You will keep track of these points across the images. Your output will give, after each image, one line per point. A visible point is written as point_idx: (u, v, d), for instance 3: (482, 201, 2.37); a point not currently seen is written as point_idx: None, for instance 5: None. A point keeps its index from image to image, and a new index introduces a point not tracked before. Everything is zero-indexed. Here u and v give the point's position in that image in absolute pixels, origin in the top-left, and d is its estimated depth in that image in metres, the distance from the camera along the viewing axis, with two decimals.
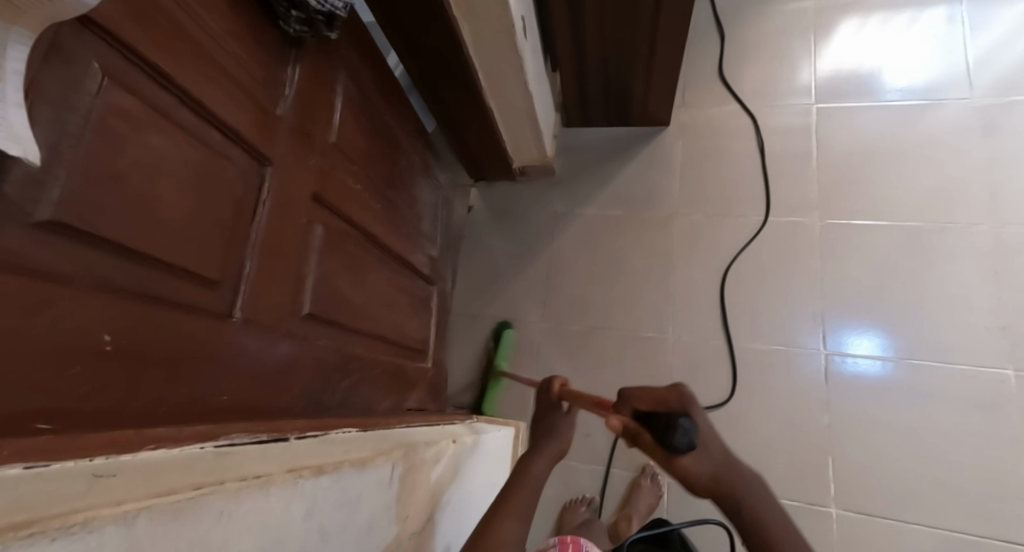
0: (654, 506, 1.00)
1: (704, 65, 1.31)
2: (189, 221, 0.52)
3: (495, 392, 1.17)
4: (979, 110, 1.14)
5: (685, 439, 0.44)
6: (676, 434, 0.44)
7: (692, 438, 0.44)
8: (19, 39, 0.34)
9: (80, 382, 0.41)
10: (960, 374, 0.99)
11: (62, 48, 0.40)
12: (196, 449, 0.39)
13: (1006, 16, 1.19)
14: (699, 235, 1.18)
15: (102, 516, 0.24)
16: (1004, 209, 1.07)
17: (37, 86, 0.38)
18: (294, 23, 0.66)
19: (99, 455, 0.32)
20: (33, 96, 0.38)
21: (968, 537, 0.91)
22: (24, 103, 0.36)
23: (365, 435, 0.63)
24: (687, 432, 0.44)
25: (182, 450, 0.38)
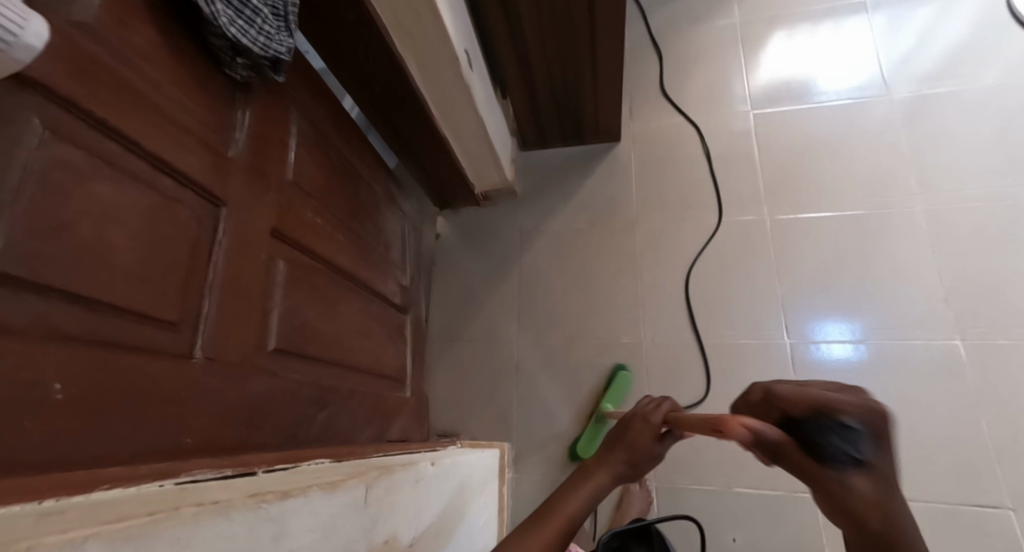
0: (646, 512, 1.00)
1: (646, 81, 1.37)
2: (142, 265, 0.53)
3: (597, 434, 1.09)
4: (900, 101, 1.21)
5: (846, 443, 0.43)
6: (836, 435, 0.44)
7: (853, 449, 0.43)
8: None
9: (34, 431, 0.41)
10: (922, 350, 1.02)
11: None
12: (155, 487, 0.38)
13: (912, 15, 1.28)
14: (662, 240, 1.21)
15: (45, 543, 0.24)
16: (936, 189, 1.12)
17: None
18: (240, 69, 0.68)
19: (48, 498, 0.31)
20: None
21: (946, 506, 0.93)
22: None
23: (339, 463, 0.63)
24: (849, 439, 0.43)
25: (140, 489, 0.37)
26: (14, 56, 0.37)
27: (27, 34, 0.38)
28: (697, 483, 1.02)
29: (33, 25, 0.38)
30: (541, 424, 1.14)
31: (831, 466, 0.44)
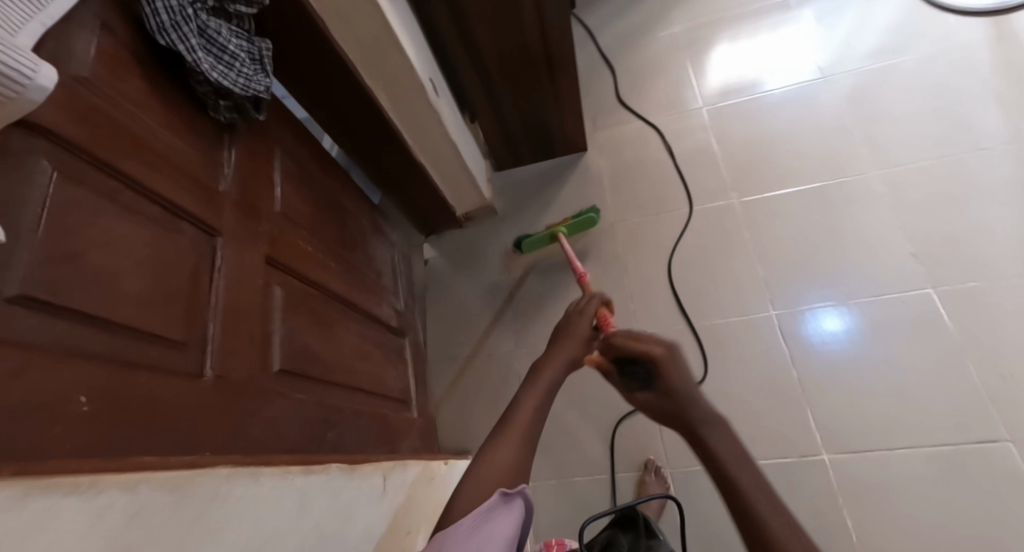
0: (664, 500, 1.02)
1: (605, 94, 1.46)
2: (149, 290, 0.56)
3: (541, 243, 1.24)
4: (837, 82, 1.31)
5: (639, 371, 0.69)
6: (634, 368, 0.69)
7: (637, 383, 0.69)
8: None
9: (64, 441, 0.43)
10: (903, 307, 1.06)
11: (11, 148, 0.45)
12: None
13: (834, 8, 1.41)
14: (640, 236, 1.27)
15: (107, 481, 0.28)
16: (883, 154, 1.20)
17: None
18: (224, 111, 0.73)
19: None
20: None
21: (948, 448, 0.94)
22: None
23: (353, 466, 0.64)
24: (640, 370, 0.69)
25: None
26: (29, 98, 0.41)
27: (40, 77, 0.42)
28: None
29: (45, 70, 0.42)
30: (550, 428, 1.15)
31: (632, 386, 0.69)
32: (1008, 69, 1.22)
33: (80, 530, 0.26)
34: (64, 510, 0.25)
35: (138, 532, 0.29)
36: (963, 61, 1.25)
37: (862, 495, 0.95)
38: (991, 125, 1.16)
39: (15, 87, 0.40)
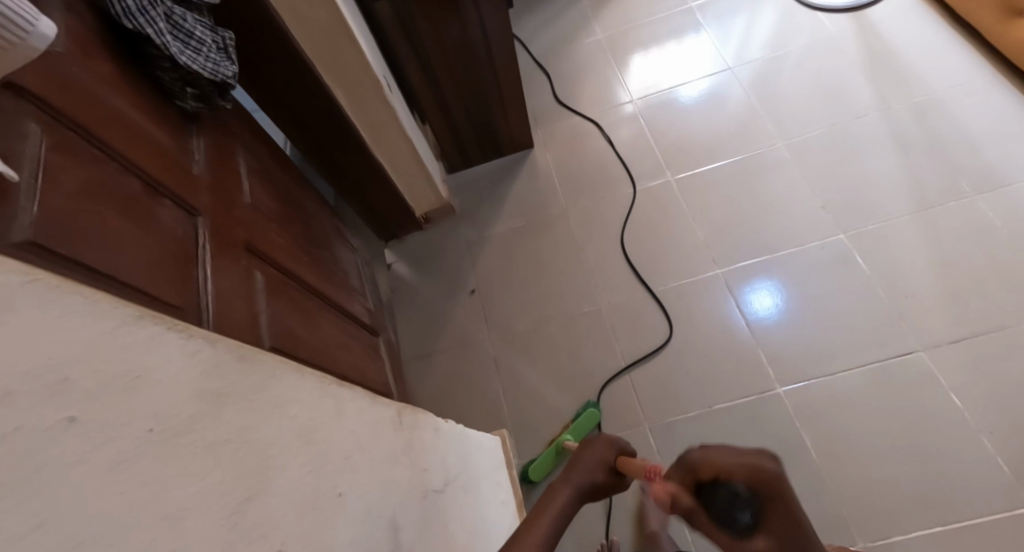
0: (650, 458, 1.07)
1: (542, 96, 1.57)
2: (145, 255, 0.55)
3: (546, 460, 1.08)
4: (742, 70, 1.49)
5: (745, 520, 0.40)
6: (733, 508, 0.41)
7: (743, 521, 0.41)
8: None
9: None
10: (821, 252, 1.20)
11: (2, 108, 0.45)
12: None
13: (729, 11, 1.61)
14: (592, 218, 1.36)
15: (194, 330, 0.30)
16: (788, 126, 1.37)
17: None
18: (191, 99, 0.73)
19: None
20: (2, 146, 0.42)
21: (877, 364, 1.07)
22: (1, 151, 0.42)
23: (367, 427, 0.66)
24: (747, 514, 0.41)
25: None
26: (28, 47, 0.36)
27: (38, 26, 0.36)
28: (682, 411, 1.11)
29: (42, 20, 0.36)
30: (530, 405, 1.18)
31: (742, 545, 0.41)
32: (870, 50, 1.43)
33: (184, 362, 0.28)
34: (169, 342, 0.27)
35: (223, 381, 0.30)
36: (835, 47, 1.45)
37: (816, 416, 1.05)
38: (865, 96, 1.36)
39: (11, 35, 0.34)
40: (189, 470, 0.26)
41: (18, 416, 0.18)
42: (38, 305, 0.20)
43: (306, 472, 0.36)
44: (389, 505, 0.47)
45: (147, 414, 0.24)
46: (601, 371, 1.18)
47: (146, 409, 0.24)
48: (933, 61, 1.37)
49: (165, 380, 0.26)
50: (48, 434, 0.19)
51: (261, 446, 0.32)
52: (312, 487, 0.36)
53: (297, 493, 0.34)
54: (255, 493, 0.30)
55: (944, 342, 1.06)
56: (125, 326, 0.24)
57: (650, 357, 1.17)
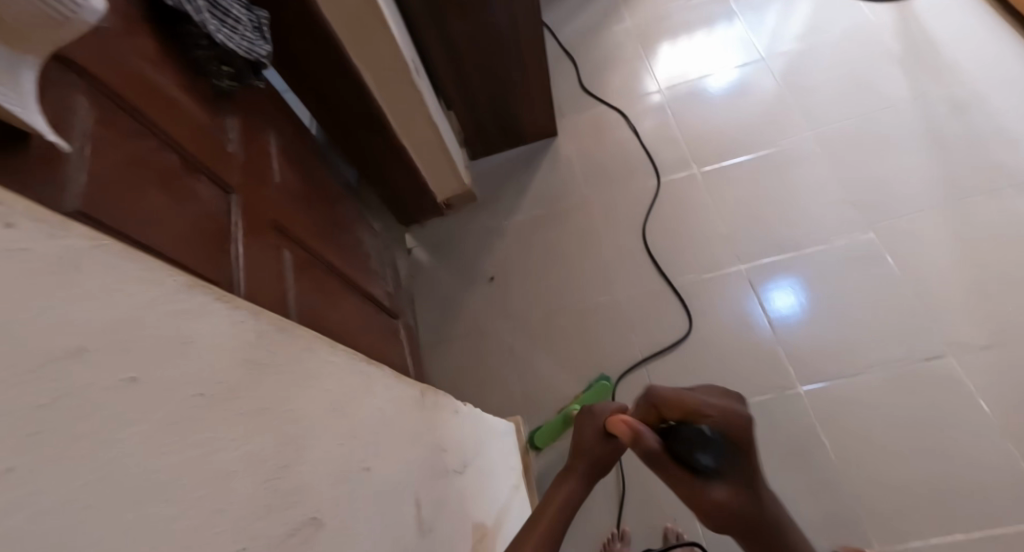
0: None
1: (568, 84, 1.56)
2: (182, 229, 0.57)
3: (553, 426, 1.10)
4: (774, 62, 1.45)
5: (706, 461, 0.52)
6: (698, 449, 0.52)
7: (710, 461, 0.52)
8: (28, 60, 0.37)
9: None
10: (847, 250, 1.18)
11: (52, 81, 0.46)
12: None
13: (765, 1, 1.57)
14: (614, 209, 1.35)
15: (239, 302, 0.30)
16: (819, 121, 1.34)
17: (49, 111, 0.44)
18: (226, 78, 0.74)
19: None
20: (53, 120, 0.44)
21: (903, 368, 1.06)
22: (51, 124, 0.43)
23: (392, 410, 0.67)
24: (709, 455, 0.52)
25: None
26: (83, 19, 0.36)
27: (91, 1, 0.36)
28: None
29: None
30: (545, 393, 1.18)
31: (699, 478, 0.52)
32: (910, 44, 1.39)
33: (229, 333, 0.28)
34: (216, 312, 0.28)
35: (262, 352, 0.31)
36: (873, 40, 1.41)
37: (838, 417, 1.04)
38: (902, 91, 1.32)
39: (66, 10, 0.34)
40: (232, 434, 0.27)
41: (84, 372, 0.19)
42: (103, 269, 0.21)
43: (336, 445, 0.37)
44: (412, 482, 0.48)
45: (196, 379, 0.25)
46: (619, 362, 1.18)
47: (196, 373, 0.25)
48: (976, 56, 1.33)
49: (213, 347, 0.27)
50: (109, 391, 0.20)
51: (297, 417, 0.33)
52: (342, 461, 0.37)
53: (328, 466, 0.35)
54: (290, 461, 0.31)
55: (973, 347, 1.04)
56: (178, 294, 0.25)
57: (670, 350, 1.16)
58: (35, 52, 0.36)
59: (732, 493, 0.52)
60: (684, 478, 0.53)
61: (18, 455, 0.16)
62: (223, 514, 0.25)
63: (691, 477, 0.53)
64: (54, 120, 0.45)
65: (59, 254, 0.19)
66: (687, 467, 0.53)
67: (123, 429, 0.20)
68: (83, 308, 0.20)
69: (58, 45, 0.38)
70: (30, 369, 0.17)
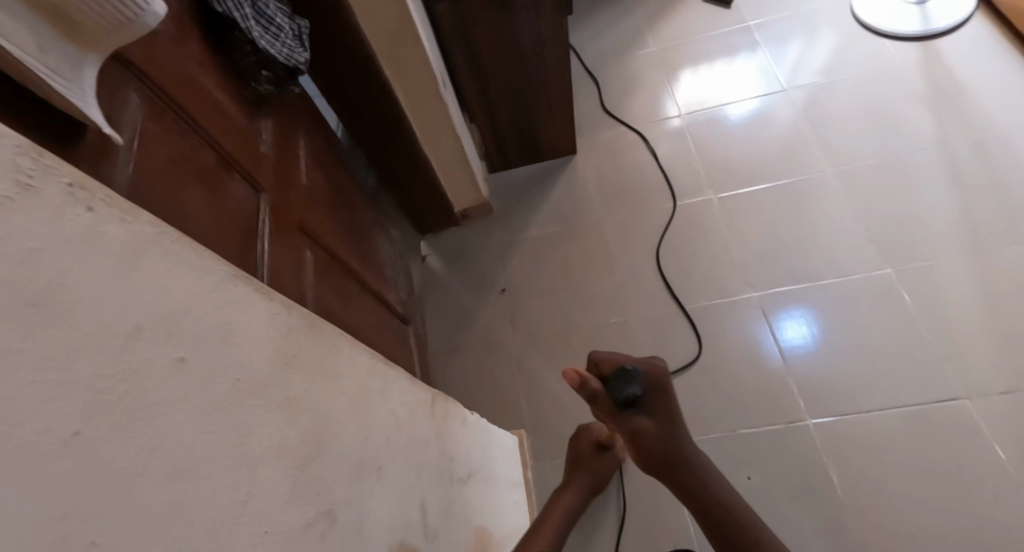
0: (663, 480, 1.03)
1: (590, 105, 1.58)
2: (215, 225, 0.59)
3: None
4: (796, 94, 1.47)
5: (634, 392, 0.63)
6: (626, 383, 0.63)
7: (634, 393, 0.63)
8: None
9: None
10: (862, 283, 1.18)
11: (108, 77, 0.48)
12: None
13: (788, 34, 1.59)
14: (628, 230, 1.36)
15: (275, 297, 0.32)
16: (840, 155, 1.34)
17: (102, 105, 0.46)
18: (264, 82, 0.77)
19: None
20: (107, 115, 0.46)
21: (917, 408, 1.05)
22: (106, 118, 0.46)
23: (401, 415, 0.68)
24: (636, 386, 0.63)
25: None
26: (145, 23, 0.39)
27: (153, 6, 0.39)
28: (706, 435, 1.10)
29: (156, 2, 0.40)
30: (550, 408, 1.19)
31: (626, 408, 0.64)
32: (934, 83, 1.40)
33: (265, 326, 0.30)
34: (255, 305, 0.29)
35: (292, 347, 0.33)
36: (895, 77, 1.43)
37: (848, 453, 1.04)
38: (925, 129, 1.33)
39: (132, 13, 0.38)
40: (263, 424, 0.28)
41: (142, 351, 0.21)
42: (162, 257, 0.23)
43: (355, 443, 0.38)
44: (420, 486, 0.49)
45: (235, 365, 0.27)
46: None
47: (236, 359, 0.27)
48: (1000, 98, 1.33)
49: (252, 337, 0.28)
50: (163, 371, 0.22)
51: (320, 412, 0.34)
52: (359, 459, 0.38)
53: (347, 463, 0.36)
54: (312, 454, 0.32)
55: (989, 390, 1.04)
56: (223, 284, 0.27)
57: (679, 373, 1.16)
58: (100, 49, 0.39)
59: (652, 424, 0.64)
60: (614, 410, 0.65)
61: (81, 422, 0.18)
62: (252, 498, 0.26)
63: (620, 408, 0.64)
64: (109, 114, 0.47)
65: (128, 238, 0.21)
66: (617, 400, 0.64)
67: (173, 406, 0.22)
68: (144, 290, 0.22)
69: (120, 44, 0.40)
70: (95, 343, 0.19)
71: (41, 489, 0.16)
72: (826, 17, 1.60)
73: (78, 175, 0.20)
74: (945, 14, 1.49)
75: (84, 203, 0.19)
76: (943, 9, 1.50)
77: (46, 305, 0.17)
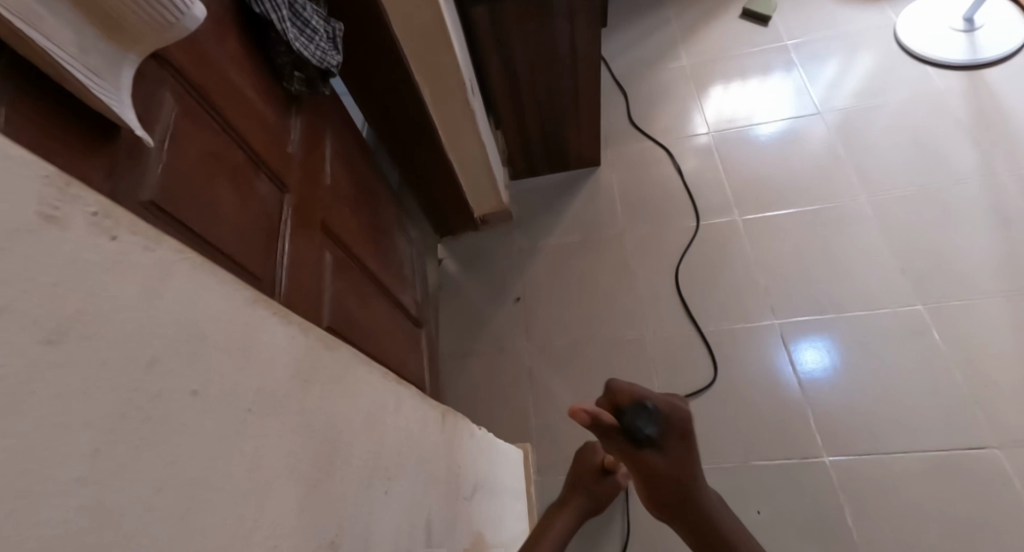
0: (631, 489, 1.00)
1: (618, 116, 1.57)
2: (240, 226, 0.58)
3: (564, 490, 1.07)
4: (832, 118, 1.43)
5: (649, 432, 0.58)
6: (642, 422, 0.58)
7: (652, 431, 0.58)
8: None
9: None
10: (889, 317, 1.15)
11: (145, 73, 0.48)
12: None
13: (827, 54, 1.56)
14: (650, 246, 1.34)
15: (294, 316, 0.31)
16: (873, 184, 1.31)
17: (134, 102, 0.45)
18: (297, 82, 0.77)
19: None
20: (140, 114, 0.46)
21: (941, 453, 1.01)
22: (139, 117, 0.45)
23: None
24: (652, 427, 0.58)
25: None
26: (184, 27, 0.38)
27: (192, 10, 0.38)
28: (717, 463, 1.08)
29: (195, 6, 0.39)
30: (560, 423, 1.17)
31: (641, 446, 0.59)
32: (978, 115, 1.36)
33: (283, 347, 0.29)
34: (274, 327, 0.28)
35: (309, 367, 0.32)
36: (936, 105, 1.39)
37: (866, 494, 1.01)
38: (965, 161, 1.29)
39: (171, 17, 0.37)
40: (276, 450, 0.27)
41: (157, 383, 0.20)
42: (182, 282, 0.22)
43: (365, 465, 0.37)
44: (427, 507, 0.48)
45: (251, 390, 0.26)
46: None
47: (252, 385, 0.26)
48: None
49: (270, 360, 0.27)
50: (178, 401, 0.21)
51: (333, 435, 0.33)
52: (369, 482, 0.37)
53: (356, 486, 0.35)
54: (322, 480, 0.31)
55: (1019, 438, 1.00)
56: (243, 307, 0.26)
57: (694, 397, 1.14)
58: (137, 49, 0.38)
59: (670, 463, 0.59)
60: (629, 447, 0.60)
61: (90, 465, 0.17)
62: (261, 531, 0.25)
63: (635, 446, 0.59)
64: (143, 112, 0.47)
65: (151, 264, 0.20)
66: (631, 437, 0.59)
67: (187, 440, 0.21)
68: (164, 318, 0.21)
69: (159, 45, 0.39)
70: (111, 375, 0.18)
71: (48, 536, 0.15)
72: (866, 39, 1.57)
73: (106, 202, 0.19)
74: (993, 41, 1.45)
75: (108, 231, 0.19)
76: (992, 36, 1.45)
77: (65, 335, 0.16)
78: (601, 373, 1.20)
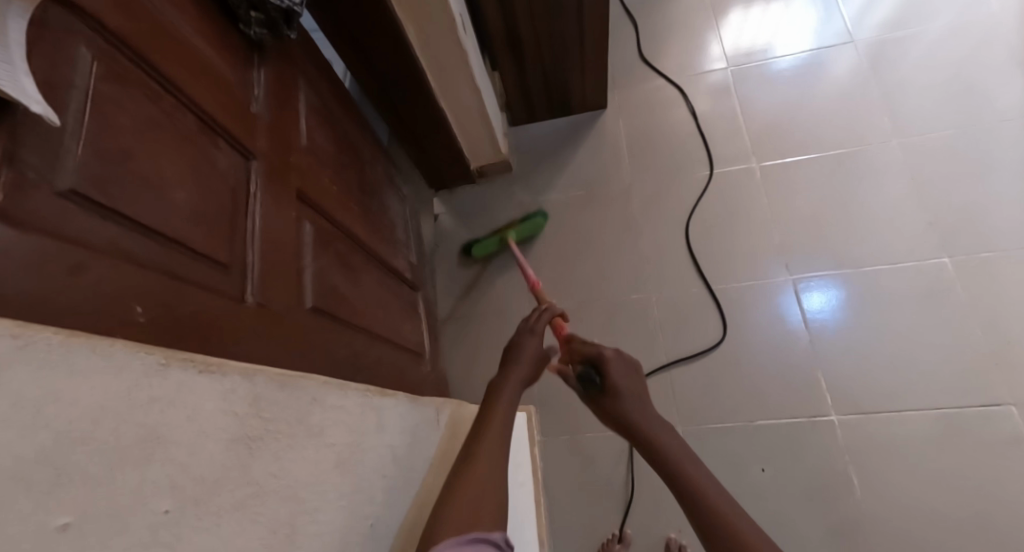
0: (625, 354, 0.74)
1: (626, 53, 1.43)
2: (194, 206, 0.51)
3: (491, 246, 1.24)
4: (866, 48, 1.29)
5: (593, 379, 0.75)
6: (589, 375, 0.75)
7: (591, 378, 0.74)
8: (16, 11, 0.33)
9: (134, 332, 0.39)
10: (910, 271, 1.08)
11: (50, 29, 0.40)
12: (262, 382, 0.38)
13: None
14: (658, 198, 1.26)
15: None
16: (905, 125, 1.20)
17: (33, 67, 0.37)
18: (255, 25, 0.68)
19: (174, 364, 0.31)
20: (49, 83, 0.38)
21: (953, 412, 0.98)
22: (42, 90, 0.37)
23: (417, 414, 0.62)
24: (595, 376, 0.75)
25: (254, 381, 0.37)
26: None
27: None
28: (722, 423, 1.05)
29: None
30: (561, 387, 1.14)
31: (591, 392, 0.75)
32: None
33: None
34: None
35: None
36: (986, 32, 1.25)
37: (871, 452, 0.99)
38: (1014, 100, 1.17)
39: None
40: (153, 523, 0.27)
41: None
42: None
43: None
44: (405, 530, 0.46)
45: (117, 474, 0.26)
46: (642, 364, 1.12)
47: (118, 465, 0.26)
48: None
49: (144, 431, 0.28)
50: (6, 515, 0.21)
51: None
52: None
53: (257, 538, 0.35)
54: None
55: None
56: None
57: (699, 357, 1.10)
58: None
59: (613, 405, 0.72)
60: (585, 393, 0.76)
61: None
62: None
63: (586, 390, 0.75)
64: (51, 79, 0.38)
65: None
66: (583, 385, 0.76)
67: (25, 544, 0.22)
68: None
69: None
70: None
71: None
72: None
73: None
74: None
75: None
76: None
77: None
78: (605, 333, 1.16)
